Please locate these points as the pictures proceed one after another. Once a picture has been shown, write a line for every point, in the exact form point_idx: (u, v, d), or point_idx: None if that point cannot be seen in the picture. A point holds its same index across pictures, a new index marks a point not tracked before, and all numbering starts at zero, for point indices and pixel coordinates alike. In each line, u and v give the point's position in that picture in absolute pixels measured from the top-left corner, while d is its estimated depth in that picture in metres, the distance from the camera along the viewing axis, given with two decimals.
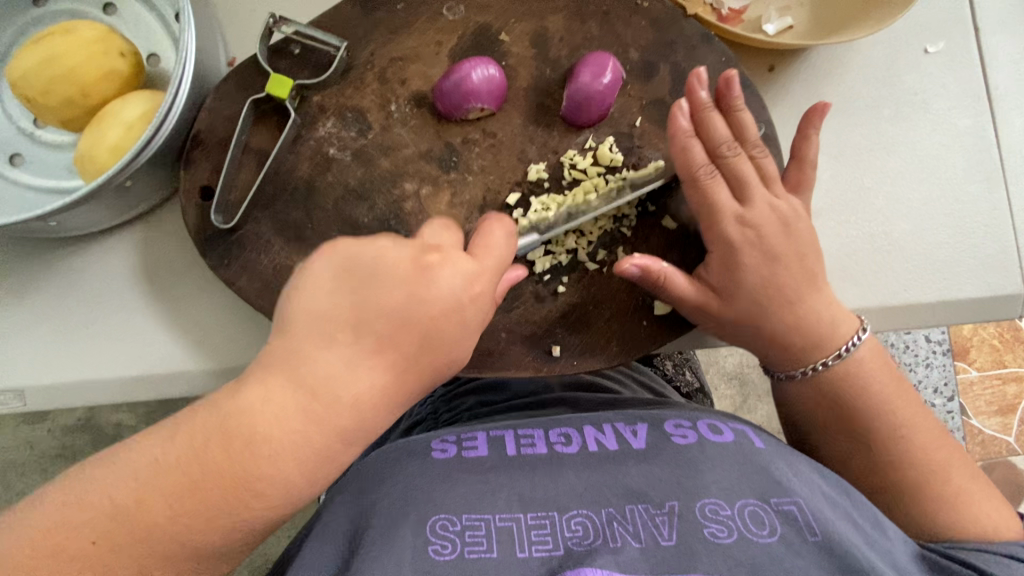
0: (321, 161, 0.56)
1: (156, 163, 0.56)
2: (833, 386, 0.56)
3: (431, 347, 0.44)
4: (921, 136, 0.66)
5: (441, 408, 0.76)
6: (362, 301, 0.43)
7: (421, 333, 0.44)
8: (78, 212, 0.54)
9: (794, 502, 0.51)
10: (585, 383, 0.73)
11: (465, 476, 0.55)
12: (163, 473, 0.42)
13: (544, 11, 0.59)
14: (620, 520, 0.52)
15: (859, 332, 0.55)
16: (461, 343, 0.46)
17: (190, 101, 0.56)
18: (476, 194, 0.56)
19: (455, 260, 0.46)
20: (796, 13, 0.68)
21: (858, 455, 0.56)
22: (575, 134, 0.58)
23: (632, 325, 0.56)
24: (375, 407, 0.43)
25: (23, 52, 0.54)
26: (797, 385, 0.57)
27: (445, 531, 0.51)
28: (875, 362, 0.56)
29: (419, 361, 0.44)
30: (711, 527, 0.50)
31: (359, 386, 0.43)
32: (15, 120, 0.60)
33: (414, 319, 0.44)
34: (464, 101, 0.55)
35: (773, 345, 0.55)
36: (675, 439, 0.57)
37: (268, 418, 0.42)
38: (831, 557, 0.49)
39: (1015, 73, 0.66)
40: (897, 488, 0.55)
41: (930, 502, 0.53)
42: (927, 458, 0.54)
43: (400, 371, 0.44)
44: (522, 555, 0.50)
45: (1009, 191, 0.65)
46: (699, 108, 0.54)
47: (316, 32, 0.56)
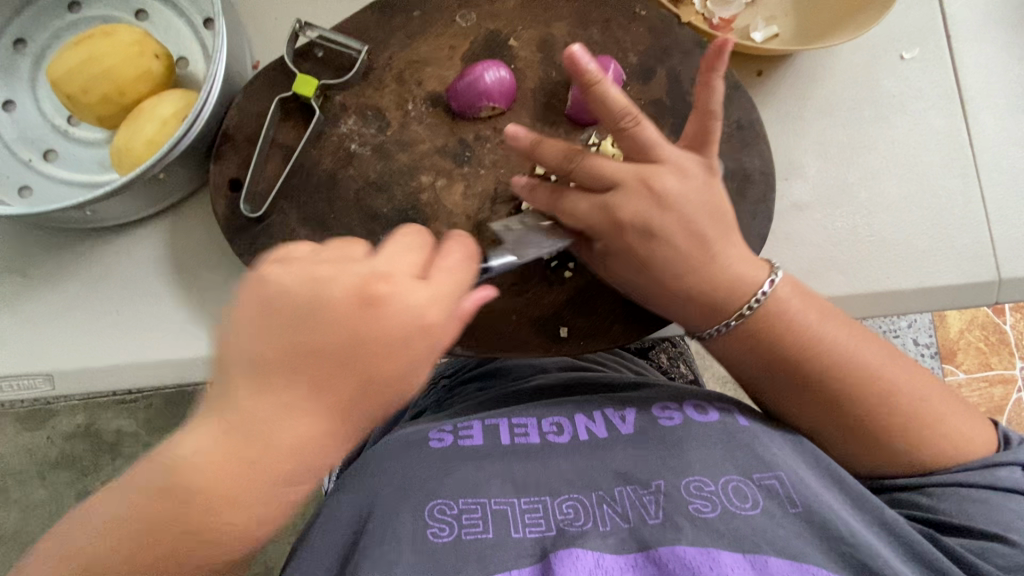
0: (343, 156, 0.60)
1: (188, 157, 0.59)
2: (760, 340, 0.55)
3: (373, 377, 0.44)
4: (899, 136, 0.71)
5: (443, 397, 0.79)
6: (305, 337, 0.43)
7: (362, 365, 0.44)
8: (114, 202, 0.57)
9: (777, 476, 0.53)
10: (578, 366, 0.76)
11: (462, 462, 0.57)
12: (121, 516, 0.42)
13: (549, 19, 0.64)
14: (609, 501, 0.54)
15: (767, 282, 0.54)
16: (405, 371, 0.45)
17: (221, 100, 0.60)
18: (488, 186, 0.60)
19: (402, 291, 0.45)
20: (782, 22, 0.73)
21: (807, 409, 0.56)
22: (579, 132, 0.62)
23: (635, 308, 0.60)
24: (321, 441, 0.43)
25: (64, 53, 0.58)
26: (726, 345, 0.56)
27: (442, 515, 0.53)
28: (795, 304, 0.55)
29: (361, 393, 0.44)
30: (696, 503, 0.52)
31: (298, 421, 0.43)
32: (50, 117, 0.64)
33: (355, 351, 0.44)
34: (477, 100, 0.59)
35: (695, 311, 0.55)
36: (661, 421, 0.58)
37: (211, 458, 0.42)
38: (812, 527, 0.51)
39: (983, 77, 0.72)
40: (855, 430, 0.55)
41: (891, 443, 0.54)
42: (882, 395, 0.54)
43: (345, 403, 0.44)
44: (517, 535, 0.52)
45: (982, 184, 0.70)
46: (586, 86, 0.52)
47: (339, 37, 0.61)
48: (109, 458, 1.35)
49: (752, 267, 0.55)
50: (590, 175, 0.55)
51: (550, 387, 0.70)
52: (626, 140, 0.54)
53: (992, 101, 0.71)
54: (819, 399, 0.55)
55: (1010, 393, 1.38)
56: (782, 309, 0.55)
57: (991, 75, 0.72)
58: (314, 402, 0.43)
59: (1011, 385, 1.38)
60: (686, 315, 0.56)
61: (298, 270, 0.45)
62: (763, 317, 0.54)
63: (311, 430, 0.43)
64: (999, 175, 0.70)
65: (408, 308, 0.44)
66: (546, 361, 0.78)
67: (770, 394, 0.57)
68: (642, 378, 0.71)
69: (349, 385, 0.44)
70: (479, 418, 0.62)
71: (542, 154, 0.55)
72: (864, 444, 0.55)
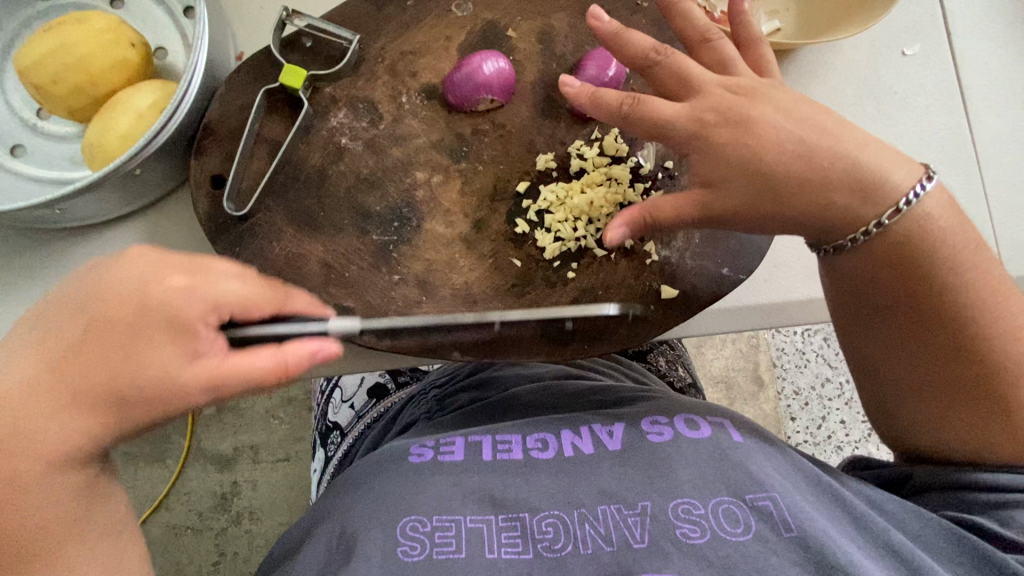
0: (333, 150, 0.57)
1: (166, 152, 0.56)
2: (892, 248, 0.51)
3: (102, 365, 0.40)
4: (904, 131, 0.70)
5: (434, 407, 0.76)
6: (59, 300, 0.42)
7: (136, 338, 0.40)
8: (85, 200, 0.53)
9: (770, 497, 0.51)
10: (573, 375, 0.74)
11: (437, 479, 0.55)
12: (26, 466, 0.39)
13: (549, 9, 0.61)
14: (592, 521, 0.51)
15: (918, 187, 0.50)
16: (160, 362, 0.40)
17: (202, 92, 0.57)
18: (486, 183, 0.58)
19: (208, 279, 0.43)
20: (783, 16, 0.72)
21: (918, 352, 0.52)
22: (582, 126, 0.60)
23: (640, 310, 0.57)
24: (38, 399, 0.40)
25: (32, 40, 0.54)
26: (860, 257, 0.52)
27: (415, 532, 0.50)
28: (944, 222, 0.50)
29: (77, 369, 0.40)
30: (684, 527, 0.50)
31: (26, 357, 0.41)
32: (17, 111, 0.60)
33: (141, 323, 0.41)
34: (475, 93, 0.57)
35: (816, 212, 0.50)
36: (651, 438, 0.57)
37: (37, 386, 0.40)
38: (805, 552, 0.48)
39: (986, 73, 0.71)
40: (966, 384, 0.50)
41: (988, 404, 0.50)
42: (996, 346, 0.50)
43: (38, 373, 0.40)
44: (491, 556, 0.49)
45: (985, 183, 0.69)
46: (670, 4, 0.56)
47: (329, 26, 0.58)
48: None
49: (896, 172, 0.50)
50: (676, 75, 0.53)
51: (544, 398, 0.69)
52: (709, 52, 0.55)
53: (995, 98, 0.71)
54: (942, 338, 0.51)
55: None
56: (929, 223, 0.51)
57: (993, 71, 0.71)
58: (37, 345, 0.41)
59: None
60: (807, 221, 0.51)
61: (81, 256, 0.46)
62: (905, 227, 0.50)
63: (31, 375, 0.40)
64: (1001, 174, 0.69)
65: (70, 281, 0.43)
66: (540, 369, 0.76)
67: (879, 326, 0.53)
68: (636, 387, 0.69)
69: (89, 368, 0.40)
70: (462, 435, 0.61)
71: (626, 45, 0.55)
72: (970, 403, 0.51)
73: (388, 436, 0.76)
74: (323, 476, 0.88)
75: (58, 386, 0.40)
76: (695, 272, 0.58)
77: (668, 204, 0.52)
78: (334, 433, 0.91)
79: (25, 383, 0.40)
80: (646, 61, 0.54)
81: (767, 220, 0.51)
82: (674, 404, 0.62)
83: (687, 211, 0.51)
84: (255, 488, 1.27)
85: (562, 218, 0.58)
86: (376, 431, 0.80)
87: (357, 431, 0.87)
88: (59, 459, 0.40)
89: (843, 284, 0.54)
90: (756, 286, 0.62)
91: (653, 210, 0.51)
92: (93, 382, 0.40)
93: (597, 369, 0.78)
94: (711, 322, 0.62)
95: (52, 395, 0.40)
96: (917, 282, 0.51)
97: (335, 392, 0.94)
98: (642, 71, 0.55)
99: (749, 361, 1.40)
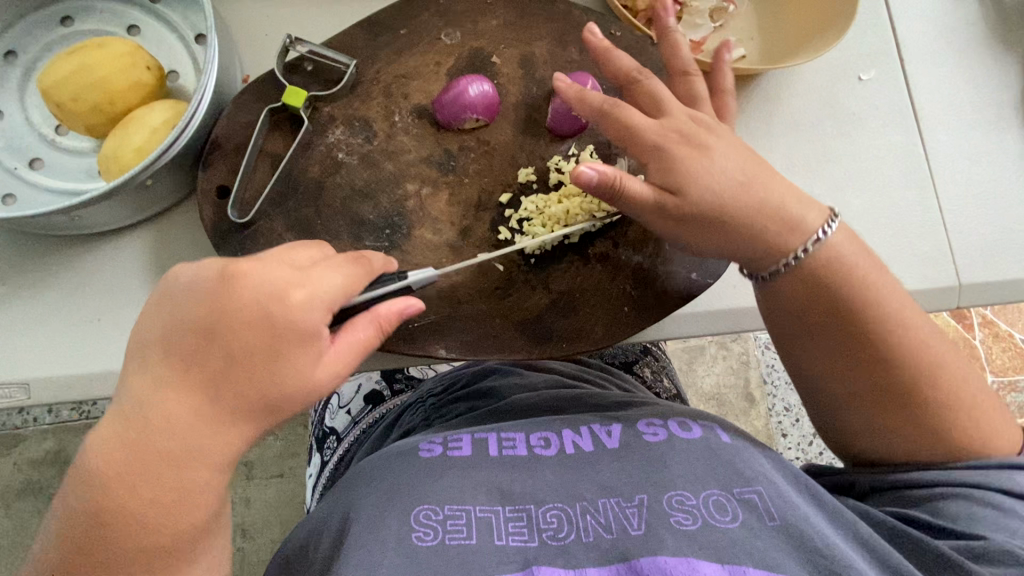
0: (330, 164, 0.62)
1: (176, 164, 0.60)
2: (817, 273, 0.56)
3: (248, 377, 0.44)
4: (863, 150, 0.75)
5: (432, 415, 0.80)
6: (188, 318, 0.44)
7: (274, 349, 0.45)
8: (101, 208, 0.58)
9: (756, 490, 0.54)
10: (564, 384, 0.78)
11: (448, 472, 0.58)
12: (173, 482, 0.43)
13: (530, 38, 0.67)
14: (592, 512, 0.54)
15: (826, 224, 0.56)
16: (296, 365, 0.45)
17: (211, 111, 0.62)
18: (471, 194, 0.63)
19: (317, 282, 0.47)
20: (748, 45, 0.78)
21: (849, 368, 0.56)
22: (559, 143, 0.65)
23: (615, 311, 0.62)
24: (182, 411, 0.43)
25: (55, 63, 0.59)
26: (787, 283, 0.57)
27: (427, 520, 0.53)
28: (854, 253, 0.57)
29: (229, 384, 0.44)
30: (678, 516, 0.53)
31: (174, 378, 0.43)
32: (38, 128, 0.65)
33: (275, 338, 0.44)
34: (461, 112, 0.62)
35: (750, 238, 0.56)
36: (646, 437, 0.60)
37: (173, 403, 0.43)
38: (791, 540, 0.51)
39: (936, 97, 0.77)
40: (898, 394, 0.55)
41: (923, 408, 0.54)
42: (917, 356, 0.55)
43: (194, 392, 0.44)
44: (500, 543, 0.52)
45: (939, 197, 0.74)
46: (663, 32, 0.62)
47: (328, 52, 0.63)
48: None
49: (810, 210, 0.57)
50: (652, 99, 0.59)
51: (533, 400, 0.73)
52: (687, 84, 0.61)
53: (946, 118, 0.76)
54: (870, 352, 0.55)
55: None
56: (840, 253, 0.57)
57: (943, 96, 0.77)
58: (167, 365, 0.44)
59: None
60: (745, 248, 0.56)
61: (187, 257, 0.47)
62: (822, 254, 0.56)
63: (184, 395, 0.43)
64: (954, 187, 0.74)
65: (176, 295, 0.45)
66: (534, 379, 0.79)
67: (815, 347, 0.58)
68: (630, 395, 0.73)
69: (238, 383, 0.44)
70: (470, 432, 0.64)
71: (609, 62, 0.60)
72: (898, 411, 0.55)
73: (384, 444, 0.79)
74: (317, 483, 0.90)
75: (216, 400, 0.44)
76: (669, 276, 0.62)
77: (641, 185, 0.55)
78: (329, 440, 0.93)
79: (184, 405, 0.43)
80: (631, 78, 0.60)
81: (703, 237, 0.56)
82: (663, 408, 0.66)
83: (649, 200, 0.55)
84: (249, 503, 1.28)
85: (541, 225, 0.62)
86: (372, 438, 0.83)
87: (352, 437, 0.89)
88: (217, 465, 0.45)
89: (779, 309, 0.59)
90: (726, 292, 0.66)
91: (624, 182, 0.54)
92: (231, 391, 0.44)
93: (587, 380, 0.82)
94: (683, 325, 0.66)
95: (208, 414, 0.44)
96: (840, 303, 0.56)
97: (331, 399, 0.96)
98: (625, 85, 0.61)
99: (740, 377, 1.44)
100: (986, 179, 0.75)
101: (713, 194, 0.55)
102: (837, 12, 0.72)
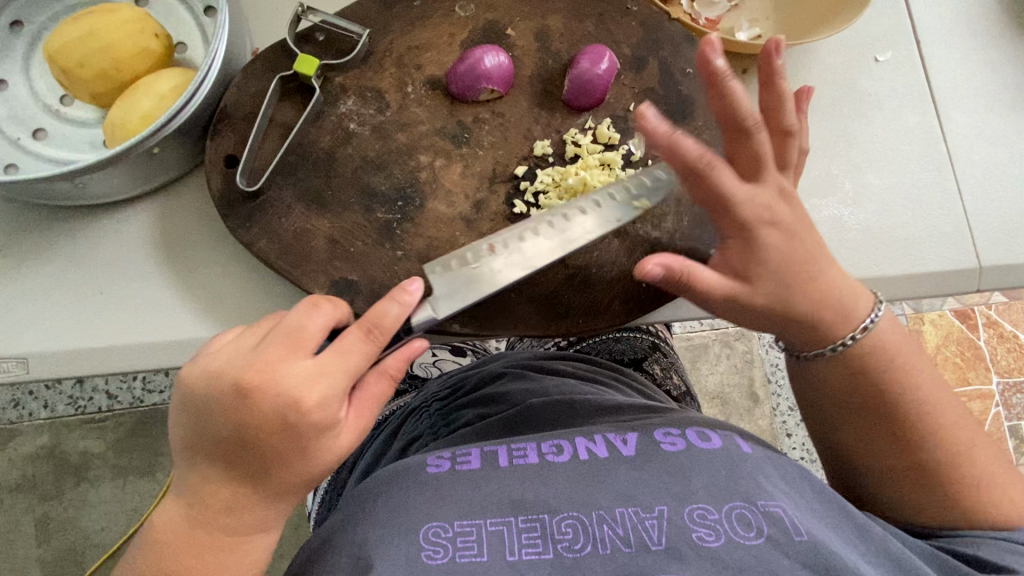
0: (341, 135, 0.61)
1: (183, 133, 0.59)
2: (861, 360, 0.57)
3: (287, 466, 0.46)
4: (879, 131, 0.74)
5: (437, 422, 0.78)
6: (218, 426, 0.46)
7: (304, 444, 0.46)
8: (104, 176, 0.56)
9: (780, 503, 0.52)
10: (575, 390, 0.75)
11: (457, 484, 0.56)
12: (233, 551, 0.47)
13: (545, 12, 0.66)
14: (610, 522, 0.52)
15: (875, 311, 0.57)
16: (328, 447, 0.47)
17: (220, 79, 0.60)
18: (486, 166, 0.61)
19: (329, 375, 0.46)
20: (764, 24, 0.77)
21: (883, 443, 0.57)
22: (576, 116, 0.64)
23: (633, 288, 0.60)
24: (235, 497, 0.47)
25: (61, 28, 0.58)
26: (830, 366, 0.58)
27: (437, 537, 0.52)
28: (895, 340, 0.57)
29: (271, 473, 0.47)
30: (700, 531, 0.51)
31: (218, 469, 0.46)
32: (41, 97, 0.63)
33: (295, 436, 0.45)
34: (476, 83, 0.60)
35: (793, 323, 0.56)
36: (664, 446, 0.58)
37: (223, 490, 0.47)
38: (818, 556, 0.49)
39: (953, 79, 0.76)
40: (935, 474, 0.55)
41: (960, 485, 0.55)
42: (953, 445, 0.56)
43: (234, 485, 0.47)
44: (512, 559, 0.51)
45: (959, 180, 0.73)
46: (769, 78, 0.57)
47: (340, 21, 0.62)
48: (74, 480, 1.28)
49: (860, 301, 0.57)
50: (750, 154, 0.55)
51: (545, 405, 0.71)
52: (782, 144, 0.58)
53: (962, 99, 0.75)
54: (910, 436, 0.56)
55: (988, 408, 1.42)
56: (885, 342, 0.57)
57: (960, 78, 0.76)
58: (209, 458, 0.47)
59: (989, 400, 1.43)
60: (791, 330, 0.57)
61: (198, 362, 0.47)
62: (870, 342, 0.57)
63: (228, 485, 0.47)
64: (972, 170, 0.73)
65: (205, 398, 0.46)
66: (545, 382, 0.77)
67: (849, 424, 0.59)
68: (646, 403, 0.71)
69: (278, 473, 0.47)
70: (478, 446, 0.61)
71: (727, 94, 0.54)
72: (931, 491, 0.56)
73: (386, 455, 0.76)
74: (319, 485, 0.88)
75: (260, 490, 0.47)
76: (686, 251, 0.61)
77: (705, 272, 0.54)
78: None
79: (229, 500, 0.47)
80: (741, 128, 0.54)
81: (750, 317, 0.56)
82: (682, 418, 0.63)
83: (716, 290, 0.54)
84: None
85: (556, 197, 0.61)
86: (375, 445, 0.81)
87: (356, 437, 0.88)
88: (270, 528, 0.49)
89: (816, 388, 0.60)
90: None
91: (693, 275, 0.53)
92: (271, 477, 0.47)
93: (601, 381, 0.80)
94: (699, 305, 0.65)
95: (258, 497, 0.47)
96: (883, 390, 0.56)
97: None
98: (731, 131, 0.55)
99: (745, 376, 1.42)
100: (1006, 162, 0.73)
101: (764, 287, 0.54)
102: (839, 9, 0.73)
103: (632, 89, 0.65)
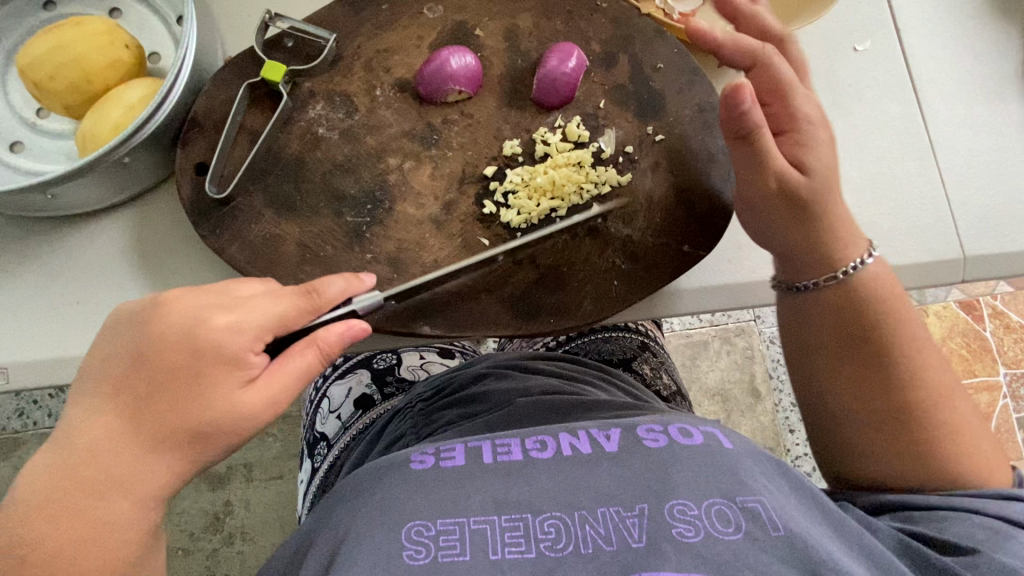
0: (310, 139, 0.61)
1: (154, 142, 0.59)
2: (861, 292, 0.58)
3: (177, 404, 0.44)
4: (859, 121, 0.73)
5: (420, 423, 0.77)
6: (125, 350, 0.46)
7: (202, 376, 0.44)
8: (76, 186, 0.57)
9: (758, 499, 0.51)
10: (559, 389, 0.75)
11: (439, 483, 0.55)
12: (93, 502, 0.43)
13: (514, 12, 0.66)
14: (592, 521, 0.52)
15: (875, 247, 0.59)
16: (223, 398, 0.45)
17: (190, 88, 0.61)
18: (455, 167, 0.61)
19: (247, 308, 0.46)
20: None
21: (871, 384, 0.57)
22: (546, 115, 0.63)
23: (605, 286, 0.60)
24: (115, 438, 0.44)
25: (33, 41, 0.58)
26: (826, 299, 0.59)
27: (419, 537, 0.51)
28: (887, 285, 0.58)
29: (160, 410, 0.44)
30: (679, 527, 0.51)
31: (109, 399, 0.45)
32: (18, 110, 0.64)
33: (193, 364, 0.44)
34: (443, 84, 0.60)
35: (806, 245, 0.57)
36: (646, 442, 0.57)
37: (104, 424, 0.44)
38: (795, 551, 0.49)
39: (934, 67, 0.75)
40: (922, 423, 0.56)
41: (941, 440, 0.55)
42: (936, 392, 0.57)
43: (117, 417, 0.44)
44: (495, 557, 0.50)
45: (941, 168, 0.72)
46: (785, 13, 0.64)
47: (307, 26, 0.62)
48: None
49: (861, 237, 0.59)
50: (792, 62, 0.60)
51: (529, 403, 0.71)
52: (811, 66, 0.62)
53: (944, 88, 0.74)
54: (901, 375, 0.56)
55: (995, 400, 1.39)
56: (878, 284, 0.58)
57: (942, 64, 0.75)
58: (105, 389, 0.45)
59: (997, 392, 1.39)
60: (795, 254, 0.59)
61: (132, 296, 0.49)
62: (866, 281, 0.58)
63: (111, 422, 0.44)
64: (955, 158, 0.72)
65: (128, 317, 0.47)
66: (529, 382, 0.77)
67: (837, 367, 0.59)
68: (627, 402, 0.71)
69: (165, 410, 0.44)
70: (462, 442, 0.61)
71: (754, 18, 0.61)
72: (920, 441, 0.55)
73: (370, 455, 0.76)
74: (309, 489, 0.88)
75: (144, 429, 0.44)
76: (660, 248, 0.61)
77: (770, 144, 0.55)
78: (320, 445, 0.91)
79: (108, 436, 0.44)
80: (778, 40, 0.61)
81: (783, 218, 0.57)
82: (668, 416, 0.63)
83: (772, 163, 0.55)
84: (248, 506, 1.25)
85: (526, 197, 0.61)
86: (360, 447, 0.81)
87: (344, 443, 0.87)
88: (139, 490, 0.44)
89: (808, 325, 0.60)
90: (720, 266, 0.64)
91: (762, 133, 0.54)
92: (158, 416, 0.44)
93: (586, 380, 0.80)
94: (679, 301, 0.64)
95: (138, 442, 0.44)
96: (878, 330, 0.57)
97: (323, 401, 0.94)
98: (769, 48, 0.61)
99: (745, 372, 1.40)
100: (990, 150, 0.72)
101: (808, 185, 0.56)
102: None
103: (602, 87, 0.64)
